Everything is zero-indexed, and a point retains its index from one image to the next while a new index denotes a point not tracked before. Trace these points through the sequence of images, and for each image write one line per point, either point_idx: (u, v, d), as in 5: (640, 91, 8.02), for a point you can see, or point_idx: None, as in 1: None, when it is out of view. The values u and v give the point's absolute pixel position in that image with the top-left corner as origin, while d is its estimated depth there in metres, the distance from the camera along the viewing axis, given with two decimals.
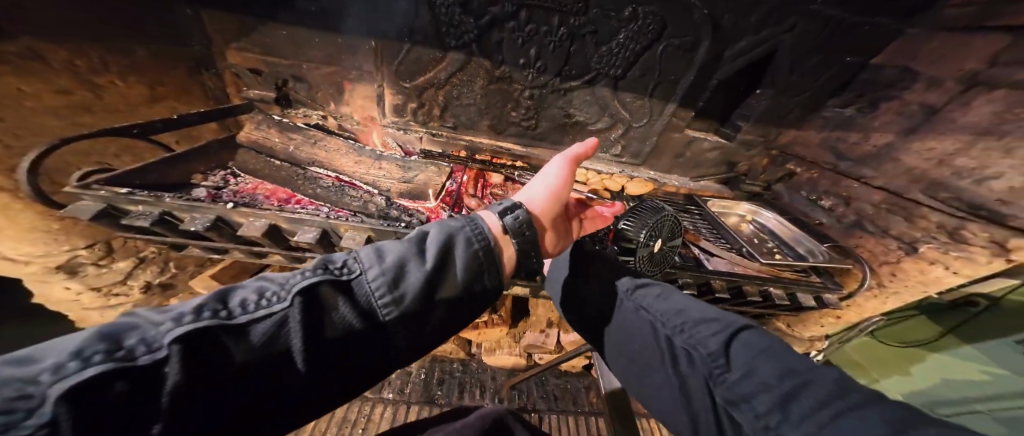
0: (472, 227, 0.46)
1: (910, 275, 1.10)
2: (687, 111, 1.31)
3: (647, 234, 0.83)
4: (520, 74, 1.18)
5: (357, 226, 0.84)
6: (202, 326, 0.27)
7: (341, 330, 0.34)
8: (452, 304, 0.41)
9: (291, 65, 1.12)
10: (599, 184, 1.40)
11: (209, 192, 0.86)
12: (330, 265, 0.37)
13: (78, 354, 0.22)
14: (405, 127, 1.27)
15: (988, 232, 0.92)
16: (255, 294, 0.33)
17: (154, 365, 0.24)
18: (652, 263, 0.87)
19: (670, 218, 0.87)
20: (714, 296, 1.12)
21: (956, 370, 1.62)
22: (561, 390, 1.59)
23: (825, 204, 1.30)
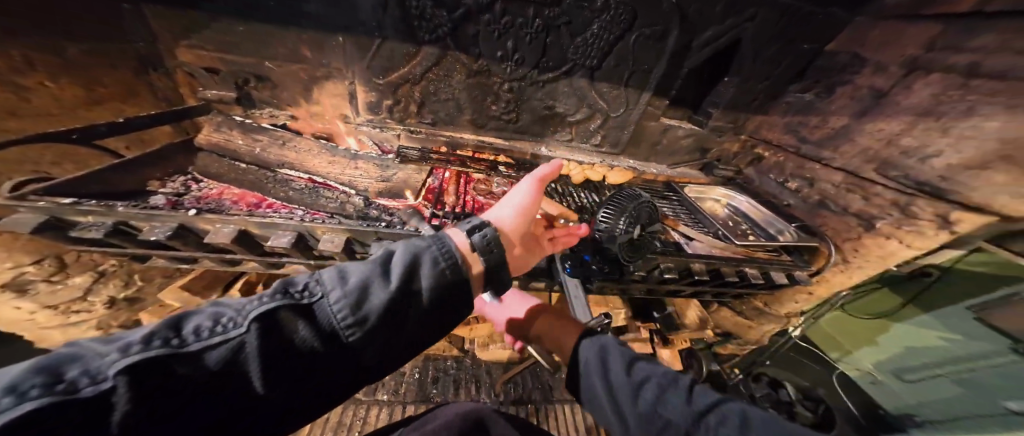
0: (439, 247, 0.47)
1: (871, 250, 1.14)
2: (661, 100, 1.34)
3: (626, 221, 0.86)
4: (498, 67, 1.17)
5: (335, 228, 0.82)
6: (150, 356, 0.27)
7: (301, 354, 0.35)
8: (418, 324, 0.43)
9: (252, 63, 1.06)
10: (581, 175, 1.37)
11: (169, 199, 0.82)
12: (290, 288, 0.38)
13: (13, 390, 0.22)
14: (381, 124, 1.24)
15: (934, 206, 0.96)
16: (210, 320, 0.33)
17: (98, 397, 0.24)
18: (633, 250, 0.90)
19: (646, 206, 0.90)
20: (694, 279, 1.16)
21: (916, 337, 1.73)
22: (556, 380, 1.63)
23: (792, 186, 1.36)
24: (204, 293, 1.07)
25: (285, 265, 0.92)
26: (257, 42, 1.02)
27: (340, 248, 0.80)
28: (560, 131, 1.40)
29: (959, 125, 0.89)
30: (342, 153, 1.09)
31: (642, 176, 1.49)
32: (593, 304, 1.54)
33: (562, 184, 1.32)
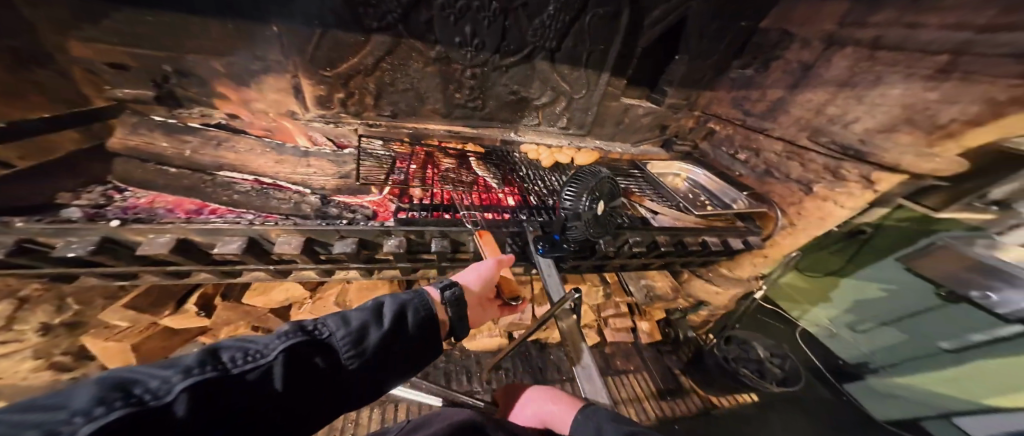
0: (423, 297, 0.49)
1: (811, 212, 1.23)
2: (620, 80, 1.37)
3: (590, 198, 0.83)
4: (458, 54, 1.14)
5: (292, 230, 0.79)
6: (205, 380, 0.26)
7: (314, 387, 0.34)
8: (413, 366, 0.44)
9: (171, 57, 0.91)
10: (551, 159, 1.40)
11: (88, 211, 0.75)
12: (308, 326, 0.38)
13: (100, 401, 0.21)
14: (335, 119, 1.16)
15: (858, 168, 1.07)
16: (243, 349, 0.32)
17: (162, 414, 0.23)
18: (598, 226, 0.87)
19: (608, 181, 0.88)
20: (661, 251, 1.20)
21: (863, 292, 1.62)
22: (545, 361, 1.70)
23: (741, 157, 1.44)
24: (153, 310, 1.01)
25: (242, 272, 0.88)
26: (182, 34, 0.89)
27: (297, 250, 0.76)
28: (528, 117, 1.40)
29: (868, 94, 1.00)
30: (289, 152, 1.03)
31: (608, 156, 1.54)
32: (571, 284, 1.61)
33: (530, 169, 1.33)
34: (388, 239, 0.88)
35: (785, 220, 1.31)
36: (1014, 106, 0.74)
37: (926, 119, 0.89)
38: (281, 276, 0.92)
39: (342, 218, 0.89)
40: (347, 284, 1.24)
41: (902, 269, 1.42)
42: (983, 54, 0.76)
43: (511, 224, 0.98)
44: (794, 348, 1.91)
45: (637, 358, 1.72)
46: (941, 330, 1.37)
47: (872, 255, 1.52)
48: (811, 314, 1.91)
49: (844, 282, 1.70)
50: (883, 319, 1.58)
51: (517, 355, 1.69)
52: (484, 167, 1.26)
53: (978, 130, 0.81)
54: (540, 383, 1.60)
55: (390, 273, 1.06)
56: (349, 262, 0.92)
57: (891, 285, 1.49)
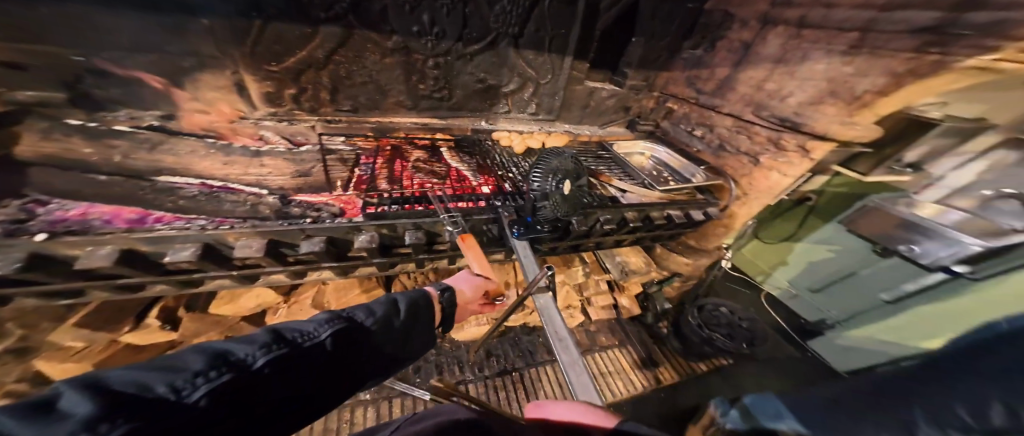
0: (425, 295, 0.58)
1: (760, 183, 1.30)
2: (583, 63, 1.39)
3: (555, 178, 0.83)
4: (417, 43, 1.07)
5: (250, 231, 0.71)
6: (280, 354, 0.34)
7: (349, 363, 0.42)
8: (414, 349, 0.53)
9: (76, 54, 0.74)
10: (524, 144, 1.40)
11: (6, 228, 0.65)
12: (344, 314, 0.45)
13: (209, 366, 0.29)
14: (288, 117, 1.06)
15: (795, 139, 1.15)
16: (299, 330, 0.39)
17: (249, 379, 0.31)
18: (567, 205, 0.86)
19: (572, 160, 0.89)
20: (631, 227, 1.24)
21: (813, 254, 1.81)
22: (535, 344, 1.78)
23: (698, 134, 1.51)
24: (111, 328, 0.93)
25: (203, 281, 0.82)
26: (87, 26, 0.73)
27: (261, 253, 0.70)
28: (498, 104, 1.39)
29: (799, 69, 1.09)
30: (241, 153, 0.95)
31: (577, 138, 1.57)
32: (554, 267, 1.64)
33: (507, 157, 1.31)
34: (359, 235, 0.80)
35: (738, 190, 1.38)
36: (910, 77, 0.86)
37: (846, 92, 0.99)
38: (248, 283, 0.85)
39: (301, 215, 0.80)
40: (324, 285, 1.15)
41: (842, 231, 1.62)
42: (886, 30, 0.88)
43: (485, 211, 0.93)
44: (761, 311, 2.14)
45: (619, 333, 1.87)
46: (876, 285, 1.55)
47: (819, 219, 1.72)
48: (772, 278, 2.12)
49: (797, 246, 1.90)
50: (833, 279, 1.75)
51: (507, 340, 1.75)
52: (458, 158, 1.21)
53: (886, 99, 0.92)
54: (531, 365, 1.67)
55: (367, 271, 0.96)
56: (320, 262, 0.85)
57: (836, 246, 1.67)
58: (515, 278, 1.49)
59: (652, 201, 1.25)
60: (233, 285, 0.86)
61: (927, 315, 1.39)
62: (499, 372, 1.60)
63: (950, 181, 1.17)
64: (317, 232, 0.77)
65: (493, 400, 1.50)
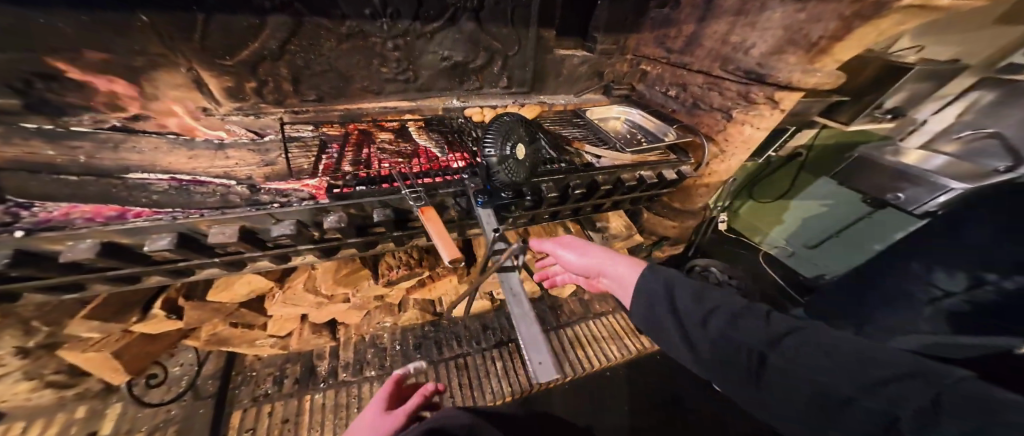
0: None
1: (735, 138, 1.29)
2: (550, 31, 1.37)
3: (509, 144, 0.79)
4: (372, 26, 1.04)
5: (223, 218, 0.68)
6: None
7: None
8: None
9: (30, 61, 0.74)
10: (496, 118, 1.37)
11: None
12: None
13: None
14: (255, 111, 1.07)
15: (763, 91, 1.14)
16: None
17: None
18: (528, 171, 0.83)
19: (520, 123, 0.84)
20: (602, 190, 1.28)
21: (807, 210, 1.97)
22: None
23: (671, 94, 1.49)
24: (118, 319, 0.89)
25: (196, 271, 0.85)
26: (19, 32, 0.70)
27: (236, 237, 0.68)
28: (468, 81, 1.35)
29: (759, 20, 1.08)
30: (205, 147, 1.00)
31: (552, 109, 1.58)
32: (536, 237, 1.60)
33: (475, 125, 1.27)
34: (326, 216, 0.78)
35: (715, 149, 1.37)
36: (857, 19, 0.84)
37: (803, 39, 0.97)
38: (235, 270, 0.88)
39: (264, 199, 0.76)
40: (315, 268, 1.15)
41: (833, 185, 1.78)
42: None
43: (451, 184, 0.91)
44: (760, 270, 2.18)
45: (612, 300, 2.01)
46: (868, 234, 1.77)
47: (811, 176, 1.86)
48: (770, 238, 2.24)
49: (791, 204, 2.04)
50: (830, 231, 1.92)
51: (503, 313, 1.84)
52: (432, 135, 1.17)
53: (842, 44, 0.90)
54: (526, 336, 1.77)
55: (349, 250, 0.99)
56: (298, 246, 0.83)
57: (828, 201, 1.84)
58: None
59: (623, 164, 1.26)
60: (229, 273, 0.89)
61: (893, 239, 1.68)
62: (496, 344, 1.69)
63: (931, 126, 1.40)
64: (287, 215, 0.74)
65: (493, 370, 1.61)
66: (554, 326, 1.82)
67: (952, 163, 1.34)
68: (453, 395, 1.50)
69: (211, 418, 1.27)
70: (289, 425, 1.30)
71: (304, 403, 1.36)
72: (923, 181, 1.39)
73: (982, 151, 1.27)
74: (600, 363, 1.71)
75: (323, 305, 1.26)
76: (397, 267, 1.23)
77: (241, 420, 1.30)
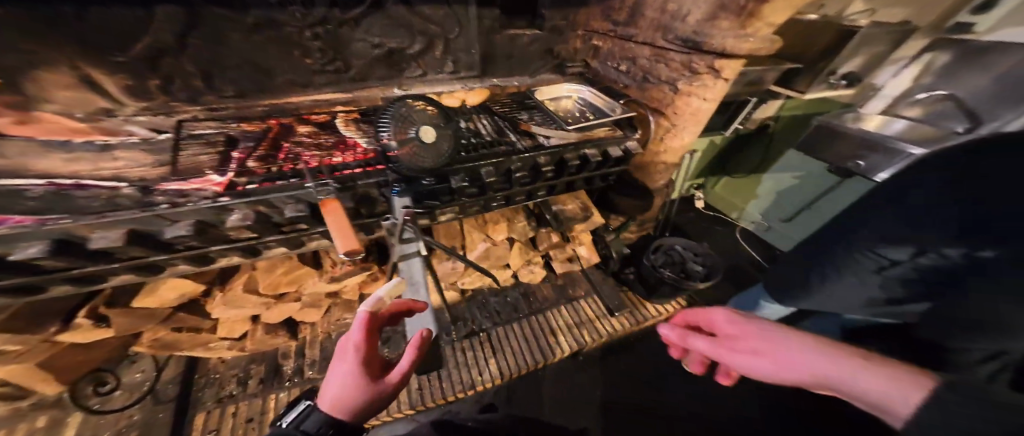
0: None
1: (683, 111, 1.27)
2: (492, 9, 1.26)
3: (417, 127, 0.78)
4: (283, 14, 0.96)
5: (106, 222, 0.64)
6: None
7: None
8: None
9: None
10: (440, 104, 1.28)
11: None
12: None
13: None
14: (166, 110, 1.02)
15: (704, 60, 1.11)
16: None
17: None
18: (444, 154, 0.81)
19: (431, 106, 0.84)
20: (545, 172, 1.27)
21: (776, 183, 1.95)
22: (502, 305, 1.80)
23: (622, 69, 1.45)
24: (36, 330, 0.85)
25: (107, 277, 0.78)
26: None
27: (123, 241, 0.64)
28: (409, 68, 1.25)
29: None
30: (85, 148, 0.89)
31: (506, 92, 1.51)
32: (494, 223, 1.60)
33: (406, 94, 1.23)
34: (230, 215, 0.73)
35: (666, 122, 1.34)
36: None
37: (733, 3, 0.94)
38: (153, 275, 0.83)
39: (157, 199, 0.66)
40: (254, 269, 1.12)
41: (800, 156, 1.77)
42: None
43: (372, 175, 0.86)
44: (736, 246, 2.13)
45: (586, 284, 1.92)
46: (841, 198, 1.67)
47: (780, 146, 1.86)
48: (746, 213, 2.17)
49: (760, 179, 2.01)
50: (798, 205, 1.90)
51: (473, 304, 1.79)
52: (358, 123, 1.05)
53: (766, 6, 0.89)
54: (498, 325, 1.72)
55: (278, 250, 0.96)
56: (209, 246, 0.80)
57: (797, 173, 1.83)
58: (458, 240, 1.56)
59: (567, 144, 1.25)
60: (147, 278, 0.85)
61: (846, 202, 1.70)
62: (468, 334, 1.65)
63: (889, 90, 1.39)
64: (186, 220, 0.70)
65: (462, 360, 1.58)
66: (527, 313, 1.77)
67: (913, 127, 1.27)
68: (423, 386, 1.47)
69: (171, 422, 1.24)
70: (254, 424, 1.24)
71: (269, 402, 1.30)
72: (883, 148, 1.28)
73: (942, 113, 1.21)
74: (573, 350, 1.65)
75: (273, 305, 1.23)
76: (340, 263, 1.22)
77: (206, 421, 1.25)
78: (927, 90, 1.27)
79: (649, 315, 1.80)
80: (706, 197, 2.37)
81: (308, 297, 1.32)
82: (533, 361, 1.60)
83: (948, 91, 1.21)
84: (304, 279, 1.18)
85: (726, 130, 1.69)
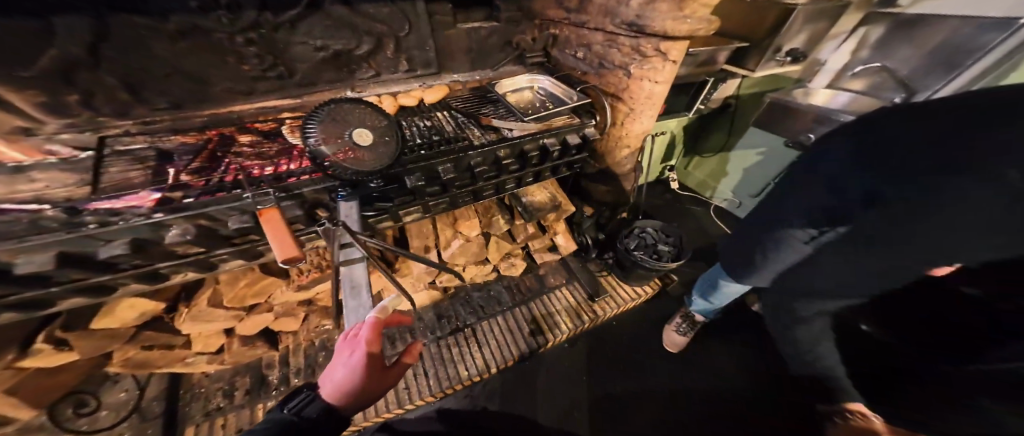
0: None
1: (637, 96, 1.29)
2: (442, 4, 1.23)
3: (353, 130, 0.80)
4: (207, 20, 0.90)
5: (30, 248, 0.61)
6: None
7: None
8: None
9: None
10: (394, 105, 1.22)
11: None
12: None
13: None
14: (93, 126, 0.93)
15: (650, 43, 1.13)
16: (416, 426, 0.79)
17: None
18: (386, 154, 0.81)
19: (368, 109, 0.87)
20: (506, 164, 1.28)
21: (742, 161, 1.98)
22: (485, 299, 1.79)
23: (580, 56, 1.46)
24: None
25: (54, 302, 0.78)
26: None
27: (53, 264, 0.63)
28: (359, 70, 1.23)
29: None
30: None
31: (466, 87, 1.46)
32: (466, 218, 1.57)
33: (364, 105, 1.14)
34: (165, 231, 0.73)
35: (627, 107, 1.35)
36: None
37: None
38: (103, 296, 0.83)
39: (87, 221, 0.65)
40: (218, 282, 1.13)
41: (760, 133, 1.80)
42: None
43: (319, 181, 0.85)
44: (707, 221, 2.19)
45: (566, 271, 1.94)
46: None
47: (741, 124, 1.91)
48: (719, 191, 2.21)
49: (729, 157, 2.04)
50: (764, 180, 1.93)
51: (456, 301, 1.77)
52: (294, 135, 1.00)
53: None
54: (482, 319, 1.71)
55: (236, 263, 0.96)
56: (157, 264, 0.81)
57: (761, 149, 1.84)
58: (432, 240, 1.52)
59: (526, 135, 1.23)
60: (98, 301, 0.85)
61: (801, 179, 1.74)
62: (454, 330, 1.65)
63: (832, 65, 1.73)
64: (119, 239, 0.69)
65: (446, 356, 1.57)
66: (511, 305, 1.76)
67: (855, 99, 1.66)
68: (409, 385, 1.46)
69: None
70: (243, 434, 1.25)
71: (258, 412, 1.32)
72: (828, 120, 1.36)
73: (878, 83, 1.60)
74: (555, 337, 1.66)
75: (245, 317, 1.23)
76: (307, 271, 1.22)
77: None
78: (864, 64, 1.63)
79: (627, 297, 1.83)
80: (682, 178, 2.42)
81: (281, 307, 1.32)
82: (518, 351, 1.60)
83: (881, 64, 1.58)
84: (272, 289, 1.19)
85: (690, 111, 1.76)
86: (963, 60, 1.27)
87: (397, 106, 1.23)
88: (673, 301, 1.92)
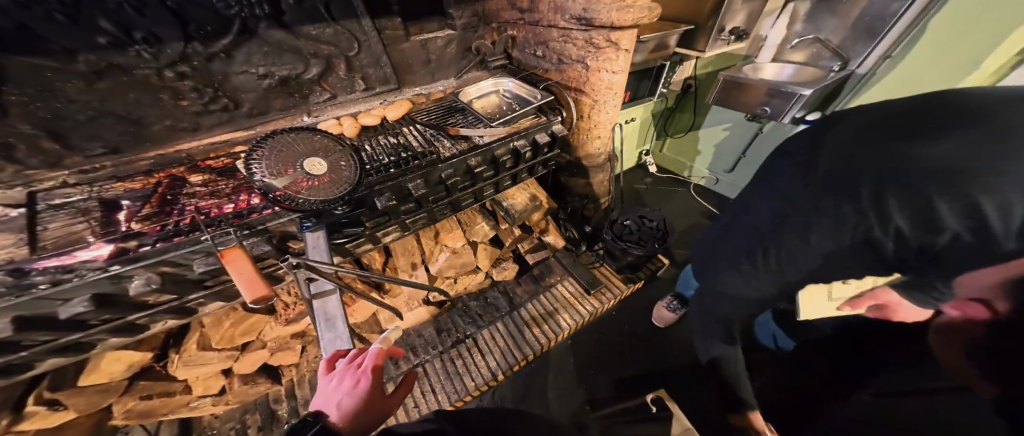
0: None
1: (598, 87, 1.35)
2: (390, 18, 1.24)
3: (305, 163, 0.81)
4: (123, 57, 0.89)
5: None
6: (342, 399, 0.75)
7: None
8: None
9: None
10: (355, 125, 1.20)
11: None
12: None
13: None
14: (23, 180, 0.91)
15: (603, 35, 1.20)
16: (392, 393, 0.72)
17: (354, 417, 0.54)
18: (343, 180, 0.82)
19: (325, 139, 0.90)
20: (479, 172, 1.27)
21: (710, 138, 2.06)
22: (482, 308, 1.76)
23: (540, 54, 1.46)
24: None
25: (33, 365, 0.81)
26: None
27: (11, 330, 0.65)
28: (313, 93, 1.24)
29: None
30: None
31: (431, 98, 1.45)
32: (450, 228, 1.57)
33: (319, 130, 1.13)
34: (129, 282, 0.75)
35: (590, 99, 1.40)
36: None
37: None
38: (82, 353, 0.86)
39: (37, 281, 0.65)
40: (204, 326, 1.14)
41: (721, 109, 1.90)
42: None
43: (281, 213, 0.87)
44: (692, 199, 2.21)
45: (560, 268, 1.89)
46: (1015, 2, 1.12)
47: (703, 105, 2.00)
48: (695, 169, 2.24)
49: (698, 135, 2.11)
50: (736, 153, 2.00)
51: (453, 311, 1.75)
52: (242, 168, 1.00)
53: None
54: (481, 328, 1.68)
55: (215, 305, 1.00)
56: (127, 316, 0.83)
57: (726, 124, 1.94)
58: (419, 257, 1.55)
59: (495, 140, 1.23)
60: (77, 357, 0.87)
61: (768, 141, 1.82)
62: (455, 343, 1.62)
63: (773, 38, 1.74)
64: (78, 298, 0.71)
65: (450, 369, 1.53)
66: (509, 309, 1.74)
67: (800, 70, 1.72)
68: (415, 404, 1.43)
69: None
70: None
71: None
72: (779, 93, 1.44)
73: (817, 53, 1.62)
74: (555, 336, 1.64)
75: (239, 356, 1.24)
76: (292, 304, 1.27)
77: None
78: (799, 36, 1.66)
79: (623, 289, 1.80)
80: (660, 161, 2.43)
81: (274, 341, 1.33)
82: (521, 355, 1.57)
83: (814, 35, 1.60)
84: (260, 326, 1.23)
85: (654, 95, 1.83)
86: (883, 28, 1.38)
87: (359, 126, 1.22)
88: (669, 282, 1.93)
